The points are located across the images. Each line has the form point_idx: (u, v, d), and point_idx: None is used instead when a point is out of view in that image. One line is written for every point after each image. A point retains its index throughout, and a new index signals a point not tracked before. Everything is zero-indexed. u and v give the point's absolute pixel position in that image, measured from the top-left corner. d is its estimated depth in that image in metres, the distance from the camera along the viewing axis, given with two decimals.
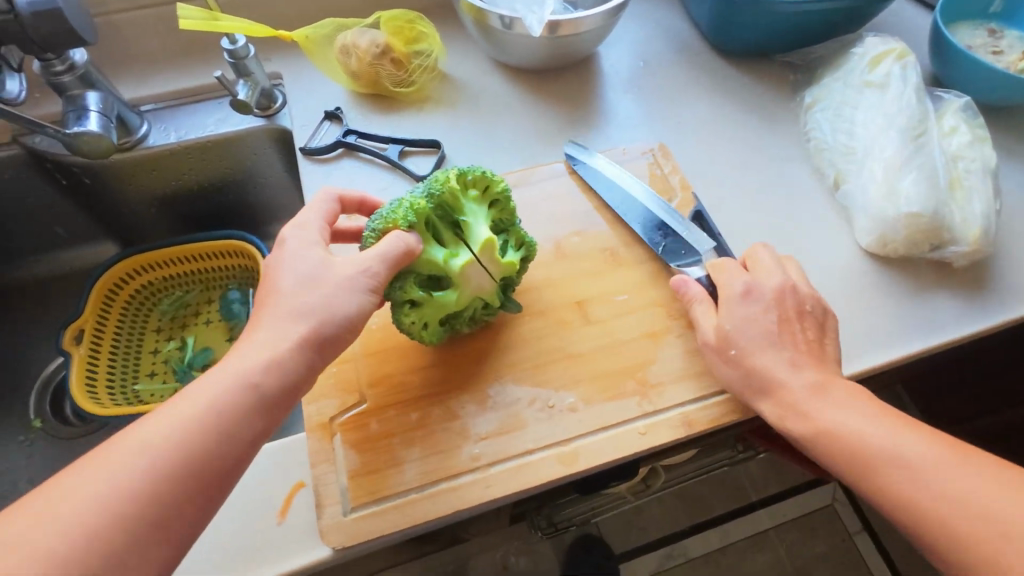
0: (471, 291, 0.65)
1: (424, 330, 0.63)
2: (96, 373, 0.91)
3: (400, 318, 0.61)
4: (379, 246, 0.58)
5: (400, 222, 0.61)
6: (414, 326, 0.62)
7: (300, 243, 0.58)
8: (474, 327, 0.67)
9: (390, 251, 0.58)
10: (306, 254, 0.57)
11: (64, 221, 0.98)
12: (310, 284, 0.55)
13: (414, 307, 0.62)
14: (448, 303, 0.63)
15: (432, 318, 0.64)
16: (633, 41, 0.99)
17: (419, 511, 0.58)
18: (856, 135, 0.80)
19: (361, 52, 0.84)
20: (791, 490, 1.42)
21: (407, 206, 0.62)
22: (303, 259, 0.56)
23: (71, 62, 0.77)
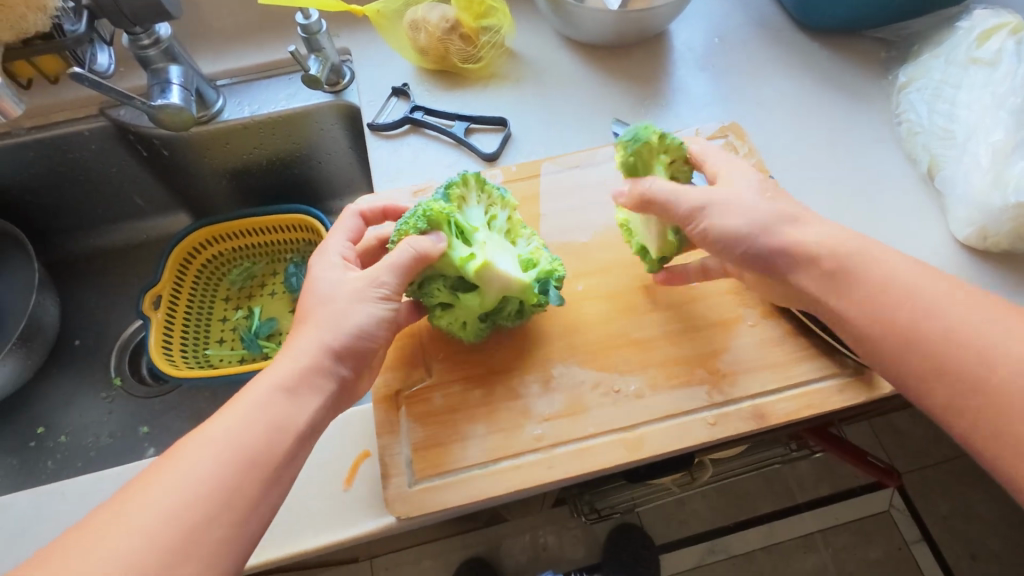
0: (495, 292, 0.62)
1: (463, 328, 0.64)
2: (172, 337, 0.95)
3: (434, 319, 0.63)
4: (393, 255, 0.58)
5: (411, 230, 0.60)
6: (451, 326, 0.63)
7: (323, 263, 0.61)
8: (522, 320, 0.65)
9: (400, 258, 0.58)
10: (326, 273, 0.59)
11: (143, 190, 1.03)
12: (326, 299, 0.57)
13: (446, 309, 0.63)
14: (477, 304, 0.62)
15: (468, 317, 0.63)
16: (708, 15, 0.95)
17: (482, 487, 0.58)
18: (957, 118, 0.74)
19: (431, 27, 0.83)
20: (845, 492, 1.36)
21: (420, 212, 0.61)
22: (324, 278, 0.59)
23: (156, 36, 0.80)
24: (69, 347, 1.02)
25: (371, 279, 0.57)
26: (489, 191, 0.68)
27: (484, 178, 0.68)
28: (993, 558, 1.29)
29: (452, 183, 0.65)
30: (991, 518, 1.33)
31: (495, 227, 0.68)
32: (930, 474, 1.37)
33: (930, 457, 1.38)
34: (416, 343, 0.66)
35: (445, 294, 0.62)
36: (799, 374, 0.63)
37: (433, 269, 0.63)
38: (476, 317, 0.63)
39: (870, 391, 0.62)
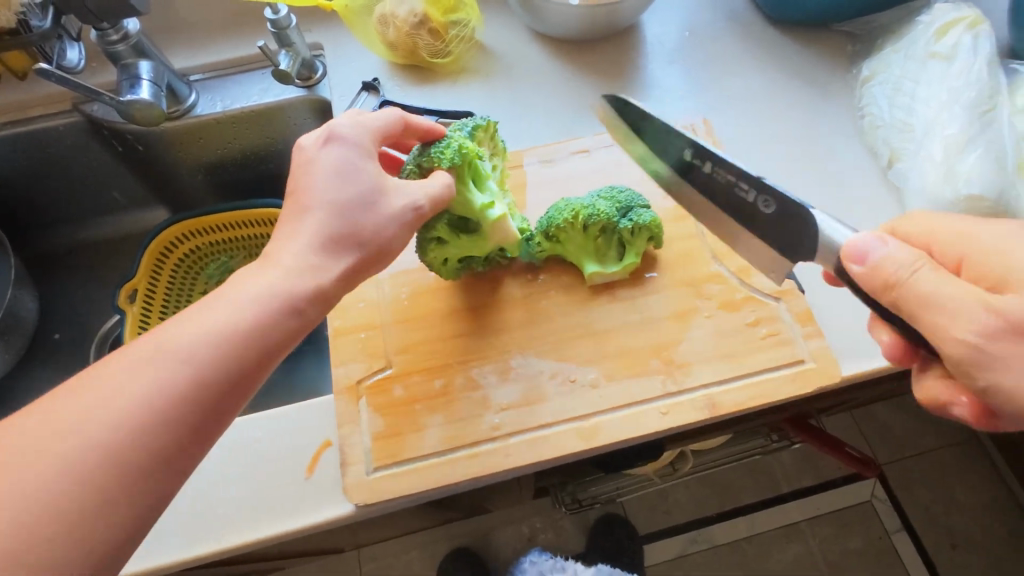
0: (496, 241, 0.68)
1: (443, 266, 0.67)
2: (148, 330, 0.97)
3: (425, 249, 0.65)
4: (429, 184, 0.60)
5: (445, 162, 0.63)
6: (435, 261, 0.66)
7: (345, 146, 0.57)
8: (487, 268, 0.71)
9: (438, 190, 0.61)
10: (358, 164, 0.57)
11: (120, 185, 1.04)
12: (366, 207, 0.56)
13: (440, 243, 0.66)
14: (473, 247, 0.67)
15: (455, 256, 0.67)
16: (680, 8, 0.95)
17: (439, 475, 0.59)
18: (916, 113, 0.75)
19: (400, 22, 0.84)
20: (826, 484, 1.38)
21: (457, 147, 0.64)
22: (360, 173, 0.56)
23: (125, 31, 0.80)
24: (49, 340, 1.03)
25: (410, 204, 0.58)
26: (497, 144, 0.75)
27: (498, 131, 0.75)
28: (970, 547, 1.31)
29: (479, 126, 0.71)
30: (971, 508, 1.34)
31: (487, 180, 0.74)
32: (909, 464, 1.39)
33: (909, 448, 1.40)
34: (378, 335, 0.67)
35: (446, 230, 0.65)
36: (753, 364, 0.64)
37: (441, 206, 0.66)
38: (459, 257, 0.68)
39: (823, 380, 0.63)
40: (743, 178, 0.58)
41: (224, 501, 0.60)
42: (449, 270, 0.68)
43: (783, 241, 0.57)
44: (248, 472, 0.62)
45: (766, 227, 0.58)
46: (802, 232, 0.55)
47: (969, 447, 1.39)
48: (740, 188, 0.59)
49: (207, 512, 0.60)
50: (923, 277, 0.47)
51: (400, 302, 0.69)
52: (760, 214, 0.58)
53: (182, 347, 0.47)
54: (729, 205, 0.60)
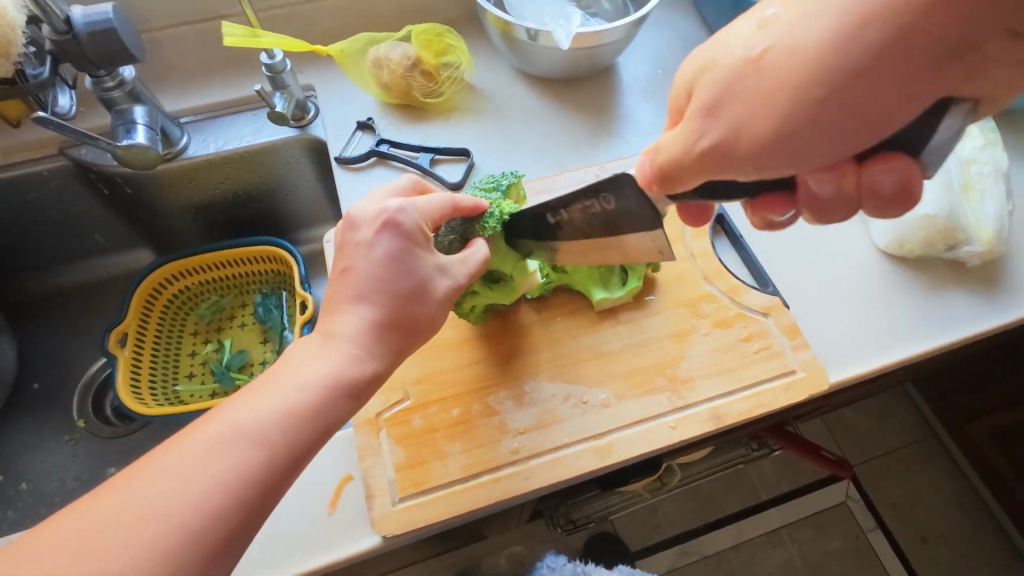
0: (527, 291, 0.72)
1: (473, 312, 0.70)
2: (139, 375, 0.95)
3: (460, 301, 0.68)
4: (471, 256, 0.62)
5: (487, 230, 0.66)
6: (464, 308, 0.69)
7: (399, 237, 0.58)
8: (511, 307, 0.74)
9: (478, 263, 0.63)
10: (411, 255, 0.57)
11: (104, 228, 1.02)
12: (418, 292, 0.57)
13: (475, 296, 0.69)
14: (504, 296, 0.71)
15: (483, 304, 0.70)
16: (651, 48, 1.02)
17: (464, 501, 0.61)
18: None
19: (394, 65, 0.88)
20: (803, 488, 1.44)
21: (498, 215, 0.67)
22: (412, 261, 0.57)
23: (120, 78, 0.81)
24: (28, 390, 1.00)
25: (453, 281, 0.60)
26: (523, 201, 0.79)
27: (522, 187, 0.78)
28: (940, 539, 1.39)
29: (513, 185, 0.74)
30: (937, 502, 1.43)
31: None
32: (880, 463, 1.47)
33: (878, 447, 1.49)
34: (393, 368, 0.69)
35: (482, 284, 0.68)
36: (749, 377, 0.69)
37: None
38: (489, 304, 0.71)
39: (813, 389, 0.68)
40: (584, 196, 0.58)
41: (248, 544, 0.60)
42: (478, 315, 0.71)
43: (646, 226, 0.56)
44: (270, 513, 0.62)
45: (621, 221, 0.58)
46: (648, 204, 0.54)
47: (931, 444, 1.48)
48: (587, 202, 0.59)
49: None
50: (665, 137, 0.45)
51: None
52: (612, 215, 0.58)
53: (243, 416, 0.49)
54: (586, 219, 0.61)
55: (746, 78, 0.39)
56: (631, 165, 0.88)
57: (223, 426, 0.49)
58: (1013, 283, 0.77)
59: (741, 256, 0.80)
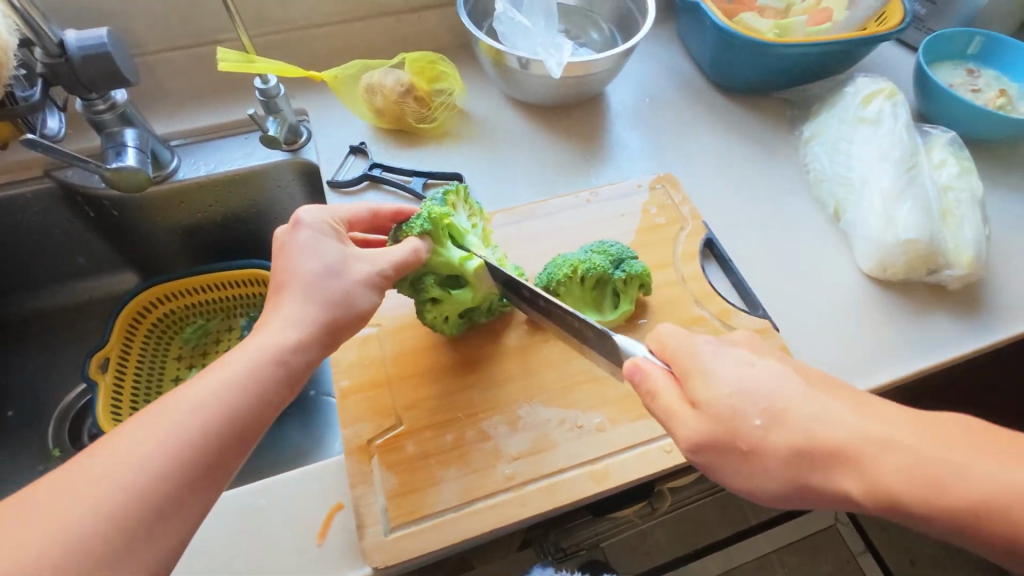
0: (487, 289, 0.70)
1: (445, 323, 0.70)
2: (121, 401, 0.92)
3: (423, 312, 0.68)
4: (396, 249, 0.64)
5: (416, 230, 0.66)
6: (437, 320, 0.69)
7: (311, 229, 0.60)
8: (491, 318, 0.73)
9: (402, 256, 0.63)
10: (324, 244, 0.60)
11: (88, 250, 1.00)
12: (331, 274, 0.58)
13: (435, 303, 0.68)
14: (464, 300, 0.69)
15: (452, 312, 0.70)
16: (638, 78, 1.05)
17: (458, 529, 0.60)
18: (853, 168, 0.87)
19: (387, 90, 0.89)
20: (793, 510, 1.43)
21: (426, 215, 0.67)
22: (323, 247, 0.60)
23: (112, 101, 0.80)
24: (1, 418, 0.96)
25: (370, 266, 0.61)
26: (473, 205, 0.77)
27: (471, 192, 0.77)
28: (930, 562, 1.39)
29: (449, 189, 0.73)
30: None
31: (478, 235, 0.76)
32: None
33: None
34: (385, 393, 0.68)
35: (437, 291, 0.67)
36: None
37: (424, 268, 0.68)
38: (457, 313, 0.70)
39: None
40: (567, 311, 0.62)
41: None
42: (451, 326, 0.71)
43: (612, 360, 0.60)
44: (256, 544, 0.60)
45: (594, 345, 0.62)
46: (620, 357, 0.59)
47: None
48: (569, 317, 0.62)
49: None
50: (663, 400, 0.51)
51: (406, 357, 0.70)
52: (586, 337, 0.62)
53: None
54: (562, 322, 0.65)
55: (746, 439, 0.48)
56: (621, 191, 0.89)
57: (189, 432, 0.48)
58: (994, 307, 0.79)
59: (729, 278, 0.82)
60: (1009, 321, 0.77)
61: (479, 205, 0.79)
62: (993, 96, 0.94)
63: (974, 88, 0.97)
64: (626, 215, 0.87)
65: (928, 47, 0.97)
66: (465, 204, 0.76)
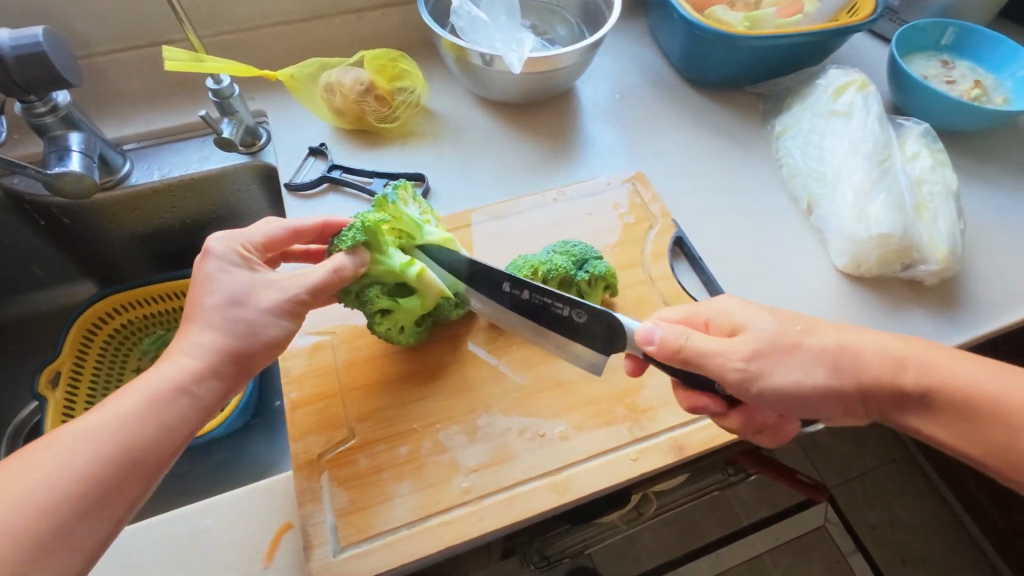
0: (436, 294, 0.67)
1: (402, 333, 0.67)
2: (72, 416, 0.88)
3: (374, 327, 0.65)
4: (314, 270, 0.59)
5: (347, 243, 0.62)
6: (392, 331, 0.66)
7: (220, 261, 0.57)
8: (455, 317, 0.71)
9: (320, 276, 0.59)
10: (230, 274, 0.57)
11: (41, 261, 0.96)
12: (235, 305, 0.55)
13: (386, 315, 0.65)
14: (415, 308, 0.67)
15: (406, 319, 0.67)
16: (608, 74, 1.03)
17: (411, 548, 0.56)
18: (826, 162, 0.84)
19: (346, 89, 0.86)
20: (778, 514, 1.40)
21: (358, 225, 0.63)
22: (228, 277, 0.56)
23: (54, 104, 0.77)
24: None
25: (280, 291, 0.57)
26: (419, 201, 0.74)
27: (415, 189, 0.74)
28: (920, 560, 1.37)
29: (392, 187, 0.70)
30: (918, 523, 1.41)
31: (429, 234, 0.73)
32: (857, 483, 1.45)
33: (853, 469, 1.47)
34: (337, 404, 0.65)
35: (384, 301, 0.64)
36: None
37: (368, 279, 0.65)
38: (413, 320, 0.67)
39: None
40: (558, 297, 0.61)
41: None
42: (410, 335, 0.67)
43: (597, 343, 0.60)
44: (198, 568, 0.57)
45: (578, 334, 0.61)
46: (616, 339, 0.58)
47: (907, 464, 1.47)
48: (557, 304, 0.61)
49: None
50: (698, 340, 0.53)
51: (359, 367, 0.67)
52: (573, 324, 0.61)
53: None
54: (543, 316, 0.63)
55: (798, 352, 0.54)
56: (591, 189, 0.87)
57: None
58: (971, 302, 0.77)
59: (700, 278, 0.79)
60: (988, 316, 0.75)
61: (426, 202, 0.76)
62: (968, 88, 0.92)
63: (949, 79, 0.95)
64: (594, 214, 0.84)
65: (901, 38, 0.95)
66: (410, 203, 0.73)
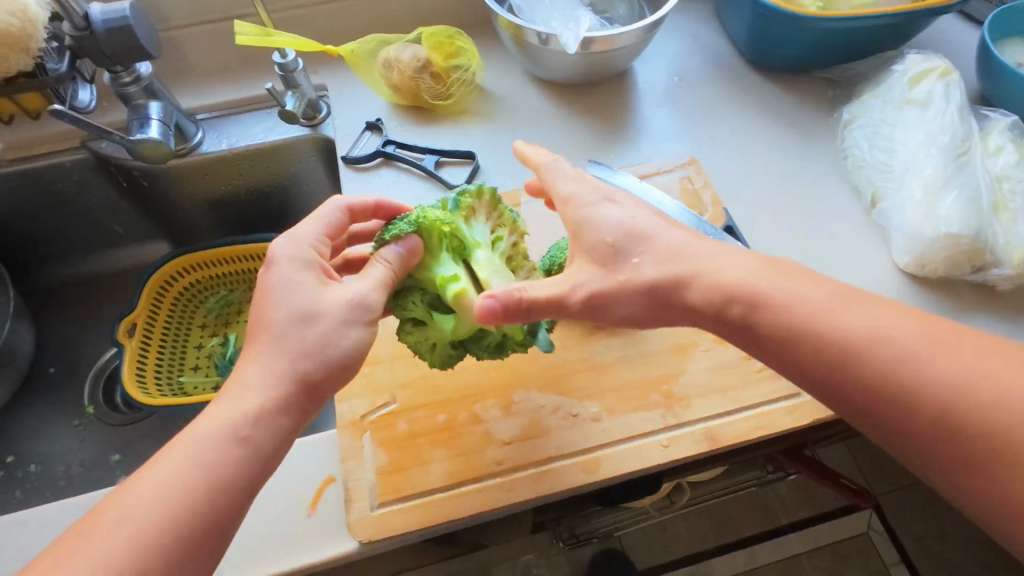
0: (471, 320, 0.61)
1: (431, 350, 0.64)
2: (146, 365, 0.96)
3: (403, 333, 0.65)
4: (375, 270, 0.60)
5: (398, 231, 0.62)
6: (420, 344, 0.64)
7: (287, 266, 0.58)
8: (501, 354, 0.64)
9: (383, 275, 0.60)
10: (300, 281, 0.57)
11: (122, 220, 1.05)
12: (305, 318, 0.55)
13: (417, 326, 0.65)
14: (448, 326, 0.63)
15: (438, 338, 0.63)
16: (667, 55, 1.00)
17: (444, 510, 0.59)
18: (894, 154, 0.80)
19: (404, 66, 0.88)
20: (824, 514, 1.37)
21: (412, 218, 0.63)
22: (295, 285, 0.57)
23: (137, 74, 0.83)
24: (44, 374, 1.02)
25: (355, 298, 0.58)
26: (501, 212, 0.71)
27: (501, 198, 0.71)
28: None
29: (466, 192, 0.68)
30: (972, 539, 1.34)
31: (497, 249, 0.70)
32: (906, 493, 1.39)
33: (904, 479, 1.41)
34: (381, 370, 0.68)
35: (419, 310, 0.65)
36: (749, 397, 0.65)
37: (414, 283, 0.66)
38: (446, 341, 0.64)
39: (818, 414, 0.65)
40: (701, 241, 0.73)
41: None
42: (439, 358, 0.64)
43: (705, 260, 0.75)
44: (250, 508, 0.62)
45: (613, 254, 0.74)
46: None
47: None
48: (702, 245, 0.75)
49: None
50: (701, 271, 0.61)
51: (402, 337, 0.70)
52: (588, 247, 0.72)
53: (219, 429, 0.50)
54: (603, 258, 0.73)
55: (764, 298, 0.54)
56: (642, 175, 0.86)
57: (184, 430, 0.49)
58: None
59: None
60: None
61: (511, 214, 0.71)
62: None
63: None
64: None
65: (996, 20, 0.87)
66: (489, 212, 0.71)
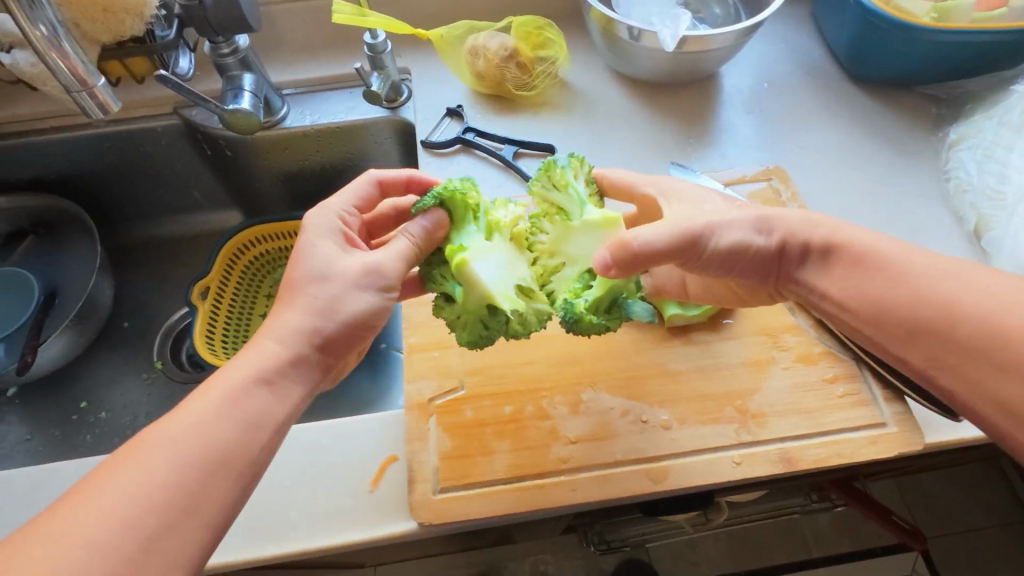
0: (479, 292, 0.60)
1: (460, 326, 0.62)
2: (215, 328, 0.99)
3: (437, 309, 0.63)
4: (397, 241, 0.60)
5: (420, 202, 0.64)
6: (451, 320, 0.63)
7: (314, 230, 0.60)
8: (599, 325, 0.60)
9: (402, 246, 0.60)
10: (321, 247, 0.58)
11: (202, 186, 1.09)
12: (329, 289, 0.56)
13: (449, 302, 0.63)
14: (465, 300, 0.61)
15: (465, 312, 0.61)
16: (756, 60, 0.96)
17: (506, 502, 0.59)
18: (1007, 180, 0.76)
19: (490, 53, 0.88)
20: (866, 552, 1.30)
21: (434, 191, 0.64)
22: (317, 248, 0.58)
23: (235, 46, 0.85)
24: (118, 327, 1.06)
25: (370, 265, 0.58)
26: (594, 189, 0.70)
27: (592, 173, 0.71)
28: None
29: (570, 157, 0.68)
30: None
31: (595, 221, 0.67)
32: (961, 540, 1.31)
33: (960, 524, 1.33)
34: (450, 355, 0.68)
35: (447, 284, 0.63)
36: (830, 423, 0.62)
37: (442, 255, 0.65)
38: (472, 316, 0.61)
39: (904, 448, 0.61)
40: None
41: (289, 504, 0.61)
42: (473, 339, 0.61)
43: None
44: (315, 478, 0.63)
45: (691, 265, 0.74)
46: None
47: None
48: None
49: (273, 515, 0.61)
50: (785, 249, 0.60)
51: None
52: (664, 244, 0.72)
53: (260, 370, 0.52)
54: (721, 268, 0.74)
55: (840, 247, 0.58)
56: (725, 182, 0.83)
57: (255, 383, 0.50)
58: None
59: None
60: None
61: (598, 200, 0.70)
62: None
63: None
64: None
65: None
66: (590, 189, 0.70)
